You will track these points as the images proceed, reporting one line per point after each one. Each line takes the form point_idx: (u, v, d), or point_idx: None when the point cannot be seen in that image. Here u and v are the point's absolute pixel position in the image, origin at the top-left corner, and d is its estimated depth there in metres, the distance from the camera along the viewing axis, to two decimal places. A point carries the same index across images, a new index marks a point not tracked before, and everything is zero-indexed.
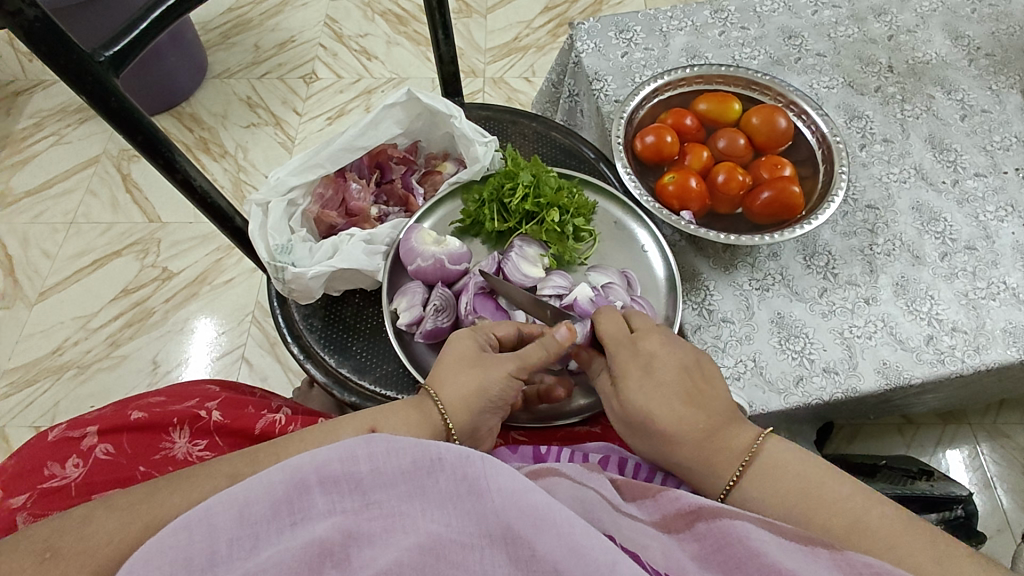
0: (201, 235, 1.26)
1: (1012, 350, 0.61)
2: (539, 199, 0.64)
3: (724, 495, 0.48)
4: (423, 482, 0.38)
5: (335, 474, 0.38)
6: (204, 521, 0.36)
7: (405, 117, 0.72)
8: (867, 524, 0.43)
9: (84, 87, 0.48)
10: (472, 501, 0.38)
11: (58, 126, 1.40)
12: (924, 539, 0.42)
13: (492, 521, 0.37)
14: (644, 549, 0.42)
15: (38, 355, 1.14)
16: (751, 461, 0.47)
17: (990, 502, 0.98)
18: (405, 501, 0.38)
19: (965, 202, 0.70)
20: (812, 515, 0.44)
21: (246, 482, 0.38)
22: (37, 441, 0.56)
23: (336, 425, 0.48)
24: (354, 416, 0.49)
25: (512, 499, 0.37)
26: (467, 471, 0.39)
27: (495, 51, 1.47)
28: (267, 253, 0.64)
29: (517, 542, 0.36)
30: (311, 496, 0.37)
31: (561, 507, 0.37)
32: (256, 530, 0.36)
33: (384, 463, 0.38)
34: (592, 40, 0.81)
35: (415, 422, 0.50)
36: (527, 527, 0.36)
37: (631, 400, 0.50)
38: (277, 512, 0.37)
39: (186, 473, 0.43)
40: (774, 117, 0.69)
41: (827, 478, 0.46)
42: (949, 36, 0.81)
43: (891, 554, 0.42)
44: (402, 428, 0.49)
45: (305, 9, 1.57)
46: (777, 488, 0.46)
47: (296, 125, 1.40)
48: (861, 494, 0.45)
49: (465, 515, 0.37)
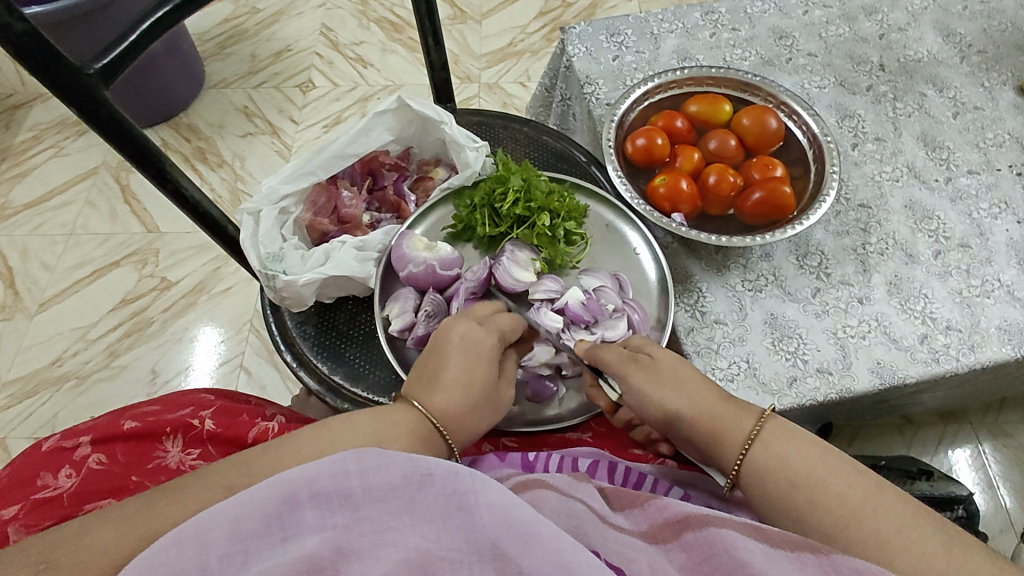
0: (198, 244, 1.26)
1: (1007, 347, 0.60)
2: (529, 203, 0.64)
3: (737, 467, 0.47)
4: (413, 496, 0.38)
5: (326, 489, 0.37)
6: (196, 535, 0.36)
7: (396, 124, 0.72)
8: (877, 503, 0.42)
9: (73, 99, 0.49)
10: (462, 517, 0.38)
11: (56, 138, 1.41)
12: (933, 526, 0.41)
13: (480, 538, 0.37)
14: (631, 562, 0.42)
15: (37, 366, 1.14)
16: (761, 436, 0.47)
17: (992, 501, 0.97)
18: (396, 517, 0.38)
19: (958, 199, 0.69)
20: (823, 491, 0.43)
21: (239, 495, 0.37)
22: (31, 453, 0.56)
23: (356, 430, 0.47)
24: (351, 424, 0.48)
25: (501, 515, 0.37)
26: (456, 486, 0.39)
27: (490, 56, 1.47)
28: (258, 261, 0.64)
29: (504, 559, 0.36)
30: (301, 511, 0.37)
31: (549, 523, 0.38)
32: (247, 545, 0.36)
33: (373, 480, 0.38)
34: (583, 44, 0.81)
35: (406, 431, 0.48)
36: (514, 543, 0.37)
37: (665, 357, 0.53)
38: (268, 526, 0.36)
39: (183, 484, 0.43)
40: (764, 118, 0.69)
41: (835, 462, 0.45)
42: (940, 34, 0.81)
43: (900, 535, 0.40)
44: (399, 437, 0.48)
45: (301, 17, 1.58)
46: (789, 459, 0.45)
47: (293, 133, 1.40)
48: (871, 479, 0.44)
49: (454, 531, 0.38)
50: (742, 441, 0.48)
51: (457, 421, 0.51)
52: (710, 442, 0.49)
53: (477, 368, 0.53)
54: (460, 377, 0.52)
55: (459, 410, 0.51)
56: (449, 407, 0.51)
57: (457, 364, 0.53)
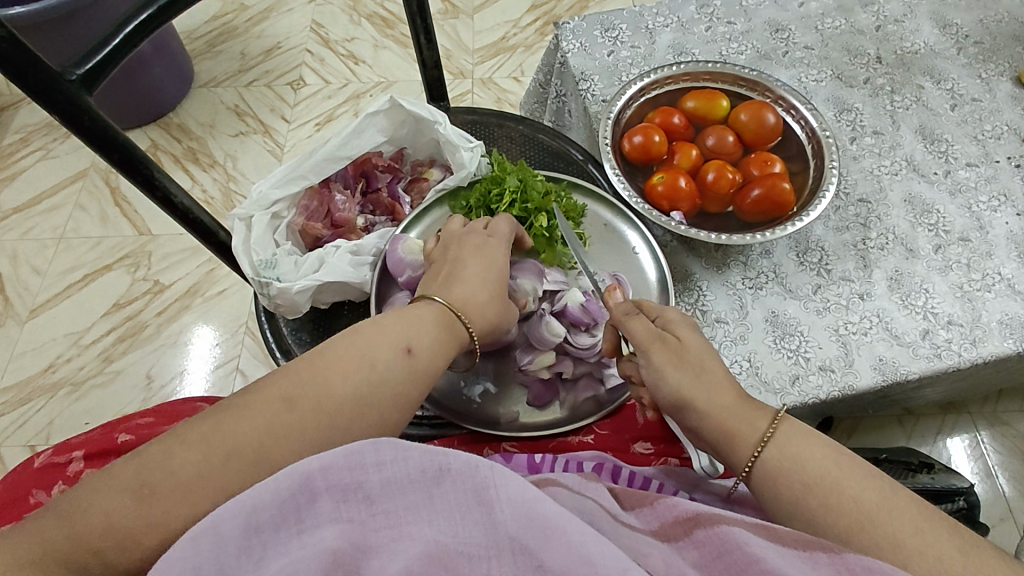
0: (191, 246, 1.25)
1: (1008, 341, 0.60)
2: (526, 204, 0.63)
3: (749, 468, 0.47)
4: (431, 491, 0.36)
5: (342, 483, 0.36)
6: (211, 529, 0.34)
7: (389, 125, 0.71)
8: (893, 506, 0.42)
9: (55, 106, 0.47)
10: (482, 512, 0.36)
11: (44, 141, 1.39)
12: (947, 529, 0.40)
13: (501, 533, 0.35)
14: (645, 558, 0.41)
15: (31, 373, 1.13)
16: (775, 437, 0.47)
17: (991, 490, 0.98)
18: (413, 511, 0.36)
19: (958, 193, 0.69)
20: (838, 493, 0.43)
21: (255, 487, 0.36)
22: (23, 469, 0.56)
23: (388, 324, 0.48)
24: (351, 332, 0.47)
25: (522, 510, 0.36)
26: (477, 481, 0.36)
27: (482, 51, 1.46)
28: (251, 269, 0.63)
29: (526, 553, 0.35)
30: (318, 503, 0.35)
31: (572, 517, 0.36)
32: (264, 538, 0.35)
33: (392, 473, 0.36)
34: (577, 40, 0.80)
35: (422, 322, 0.50)
36: (536, 538, 0.35)
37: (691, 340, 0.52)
38: (284, 518, 0.35)
39: (236, 408, 0.41)
40: (762, 113, 0.69)
41: (848, 464, 0.44)
42: (937, 25, 0.81)
43: (917, 538, 0.40)
44: (414, 327, 0.49)
45: (290, 14, 1.56)
46: (803, 460, 0.45)
47: (284, 132, 1.39)
48: (883, 481, 0.43)
49: (474, 526, 0.36)
50: (756, 441, 0.47)
51: (478, 311, 0.53)
52: (722, 438, 0.49)
53: (494, 268, 0.56)
54: (481, 277, 0.54)
55: (480, 308, 0.53)
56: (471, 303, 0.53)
57: (478, 263, 0.55)
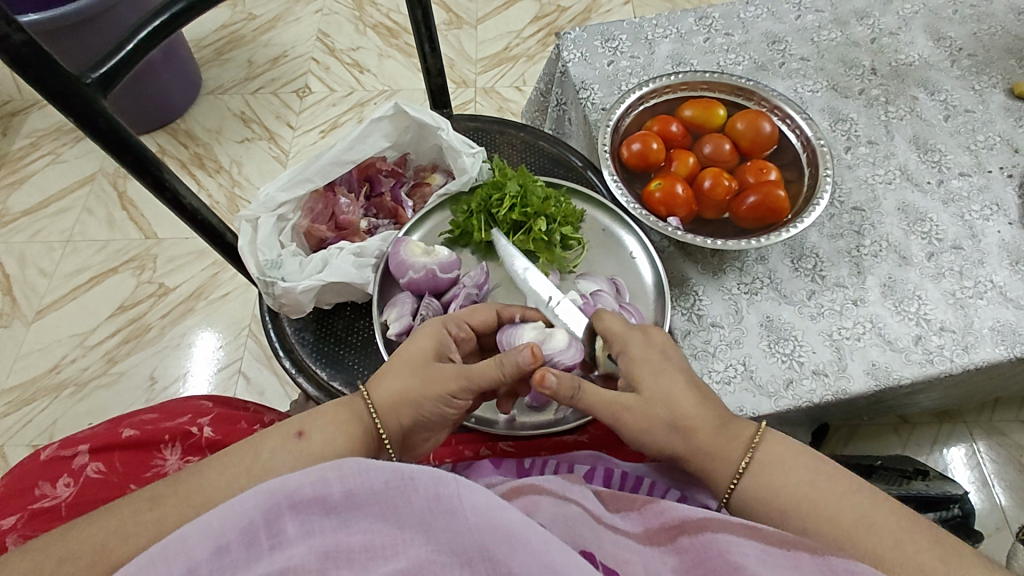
0: (196, 250, 1.27)
1: (1000, 348, 0.61)
2: (526, 208, 0.65)
3: (728, 495, 0.48)
4: (397, 502, 0.38)
5: (306, 498, 0.38)
6: (181, 551, 0.36)
7: (393, 130, 0.73)
8: (873, 522, 0.43)
9: (70, 108, 0.49)
10: (447, 520, 0.38)
11: (54, 145, 1.41)
12: (929, 538, 0.42)
13: (468, 540, 0.37)
14: (626, 564, 0.43)
15: (36, 373, 1.14)
16: (754, 458, 0.48)
17: (987, 500, 0.98)
18: (380, 521, 0.38)
19: (950, 202, 0.70)
20: (816, 516, 0.44)
21: (220, 509, 0.37)
22: (29, 461, 0.57)
23: (317, 410, 0.49)
24: (280, 423, 0.48)
25: (486, 517, 0.38)
26: (440, 490, 0.39)
27: (485, 61, 1.48)
28: (256, 268, 0.65)
29: (494, 560, 0.37)
30: (283, 521, 0.37)
31: (535, 525, 0.38)
32: (235, 559, 0.36)
33: (355, 485, 0.38)
34: (578, 50, 0.82)
35: (347, 421, 0.49)
36: (502, 545, 0.37)
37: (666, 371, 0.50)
38: (253, 535, 0.36)
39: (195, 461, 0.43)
40: (758, 122, 0.70)
41: (829, 476, 0.46)
42: (931, 38, 0.82)
43: (897, 553, 0.42)
44: (333, 426, 0.48)
45: (297, 24, 1.59)
46: (779, 487, 0.46)
47: (290, 139, 1.41)
48: (864, 495, 0.45)
49: (441, 533, 0.38)
50: (743, 452, 0.48)
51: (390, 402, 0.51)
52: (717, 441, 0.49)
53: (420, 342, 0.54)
54: (400, 355, 0.53)
55: (396, 405, 0.51)
56: (389, 398, 0.51)
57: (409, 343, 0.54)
